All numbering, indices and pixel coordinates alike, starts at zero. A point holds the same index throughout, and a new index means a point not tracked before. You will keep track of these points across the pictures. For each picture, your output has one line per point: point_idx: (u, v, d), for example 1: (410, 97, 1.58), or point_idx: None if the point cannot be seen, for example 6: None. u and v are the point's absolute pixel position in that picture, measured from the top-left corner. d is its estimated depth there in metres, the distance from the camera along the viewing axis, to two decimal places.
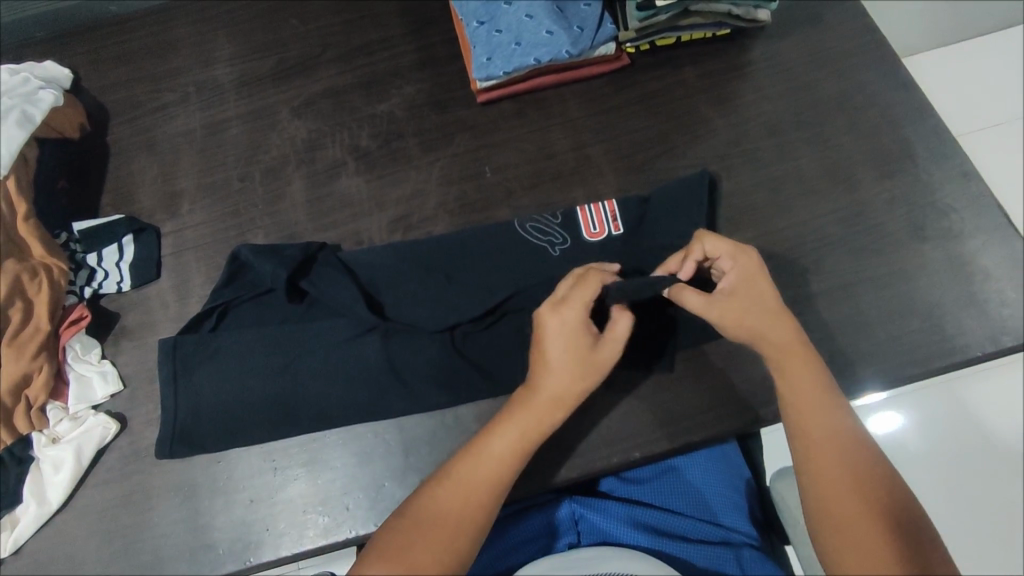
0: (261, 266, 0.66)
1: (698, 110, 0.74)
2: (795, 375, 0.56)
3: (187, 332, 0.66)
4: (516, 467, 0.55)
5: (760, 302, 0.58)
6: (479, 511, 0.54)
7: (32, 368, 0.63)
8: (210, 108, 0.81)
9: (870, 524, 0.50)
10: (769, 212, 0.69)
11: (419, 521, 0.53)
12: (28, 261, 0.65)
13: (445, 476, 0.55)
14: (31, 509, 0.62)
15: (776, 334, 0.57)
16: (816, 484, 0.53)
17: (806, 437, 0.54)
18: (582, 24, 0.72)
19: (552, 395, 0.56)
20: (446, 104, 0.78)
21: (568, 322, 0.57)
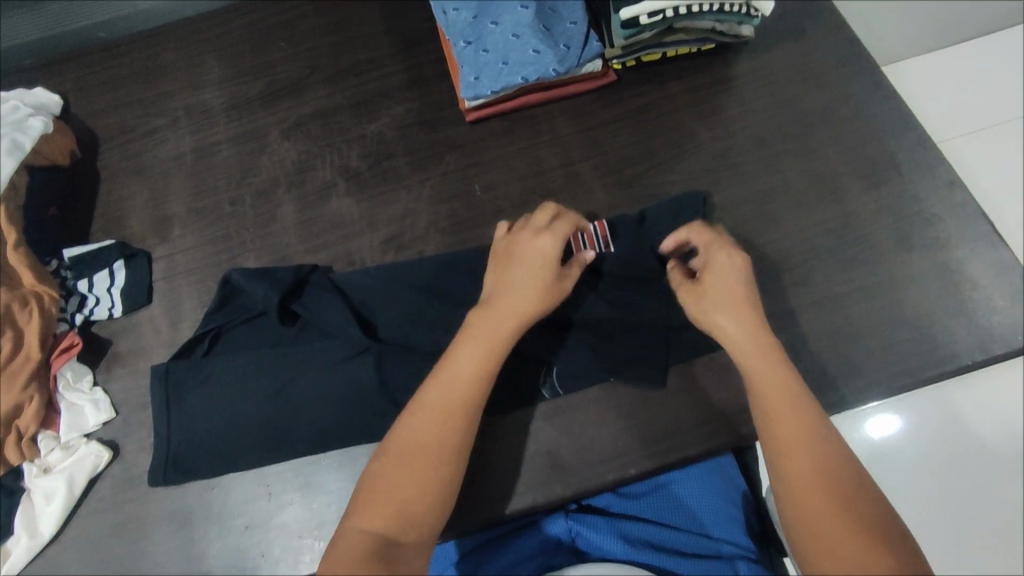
0: (253, 291, 0.66)
1: (685, 125, 0.75)
2: (767, 383, 0.56)
3: (179, 357, 0.66)
4: (485, 389, 0.56)
5: (732, 285, 0.60)
6: (454, 437, 0.54)
7: (23, 399, 0.62)
8: (199, 132, 0.82)
9: (837, 523, 0.49)
10: (758, 224, 0.69)
11: (398, 455, 0.53)
12: (18, 290, 0.65)
13: (416, 408, 0.55)
14: (23, 542, 0.61)
15: (750, 332, 0.58)
16: (796, 496, 0.52)
17: (782, 447, 0.54)
18: (568, 42, 0.73)
19: (512, 314, 0.58)
20: (435, 123, 0.79)
21: (544, 248, 0.60)
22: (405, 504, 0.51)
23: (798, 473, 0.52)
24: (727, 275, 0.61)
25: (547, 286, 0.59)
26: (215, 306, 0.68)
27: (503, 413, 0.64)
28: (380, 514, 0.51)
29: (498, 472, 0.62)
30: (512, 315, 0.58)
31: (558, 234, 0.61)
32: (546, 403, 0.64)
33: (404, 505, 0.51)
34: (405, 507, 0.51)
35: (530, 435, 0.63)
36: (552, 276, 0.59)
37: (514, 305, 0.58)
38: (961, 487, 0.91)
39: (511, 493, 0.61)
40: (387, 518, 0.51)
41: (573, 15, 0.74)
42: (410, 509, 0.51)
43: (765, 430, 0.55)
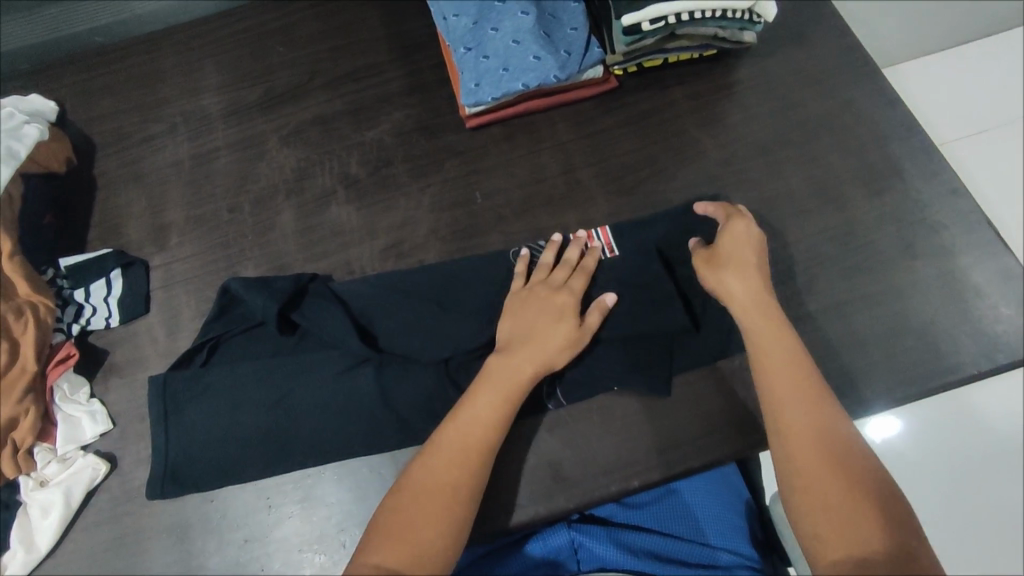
0: (252, 301, 0.65)
1: (687, 131, 0.75)
2: (771, 355, 0.57)
3: (177, 368, 0.65)
4: (501, 435, 0.57)
5: (749, 254, 0.63)
6: (471, 477, 0.54)
7: (18, 411, 0.61)
8: (198, 138, 0.81)
9: (828, 475, 0.51)
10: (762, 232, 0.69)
11: (415, 490, 0.53)
12: (14, 300, 0.64)
13: (435, 446, 0.55)
14: (19, 556, 0.60)
15: (762, 303, 0.60)
16: (796, 459, 0.52)
17: (783, 414, 0.55)
18: (569, 48, 0.73)
19: (529, 361, 0.59)
20: (435, 130, 0.78)
21: (562, 300, 0.62)
22: (419, 541, 0.50)
23: (798, 439, 0.53)
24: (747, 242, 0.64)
25: (563, 339, 0.60)
26: (213, 316, 0.67)
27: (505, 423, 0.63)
28: (395, 549, 0.50)
29: (499, 484, 0.61)
30: (530, 364, 0.59)
31: (575, 290, 0.63)
32: (548, 413, 0.64)
33: (417, 540, 0.51)
34: (419, 544, 0.50)
35: (533, 446, 0.63)
36: (570, 330, 0.61)
37: (531, 352, 0.59)
38: (965, 495, 0.91)
39: (514, 505, 0.61)
40: (400, 551, 0.50)
41: (574, 21, 0.74)
42: (426, 545, 0.50)
43: (767, 398, 0.56)
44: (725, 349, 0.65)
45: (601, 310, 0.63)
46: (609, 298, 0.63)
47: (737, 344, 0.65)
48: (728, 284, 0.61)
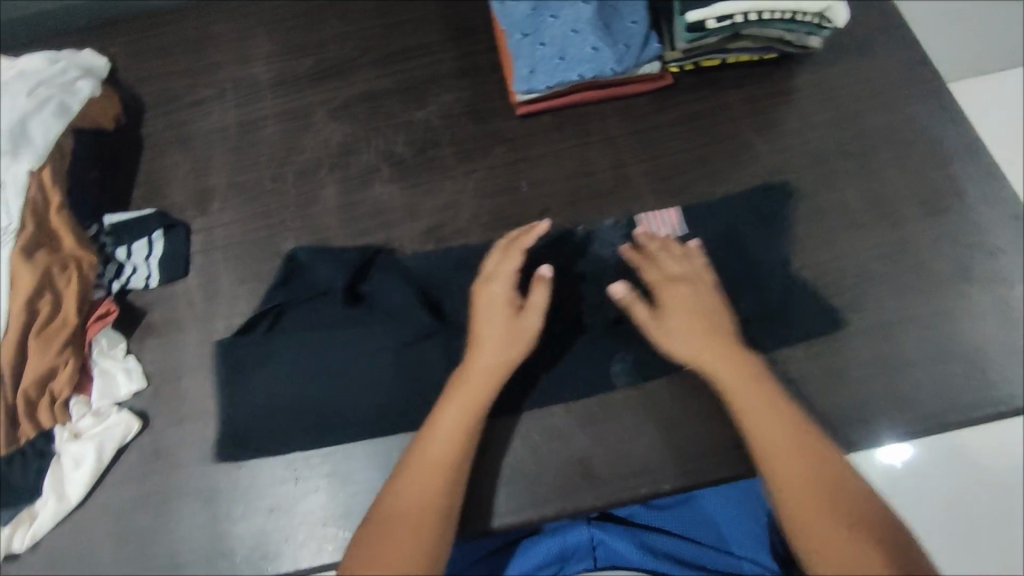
0: (321, 271, 0.69)
1: (741, 135, 0.73)
2: (750, 413, 0.57)
3: (243, 332, 0.67)
4: (466, 445, 0.58)
5: (687, 307, 0.62)
6: (440, 494, 0.55)
7: (57, 363, 0.63)
8: (245, 106, 0.81)
9: (842, 532, 0.51)
10: (812, 243, 0.68)
11: (384, 517, 0.55)
12: (60, 254, 0.66)
13: (401, 469, 0.57)
14: (50, 505, 0.61)
15: (719, 360, 0.59)
16: (799, 518, 0.53)
17: (773, 472, 0.55)
18: (628, 41, 0.72)
19: (485, 373, 0.60)
20: (484, 115, 0.77)
21: (498, 297, 0.63)
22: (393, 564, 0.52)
23: (801, 493, 0.53)
24: (686, 290, 0.63)
25: (515, 339, 0.61)
26: (278, 283, 0.70)
27: (537, 416, 0.63)
28: None
29: (529, 476, 0.61)
30: (484, 373, 0.60)
31: (502, 282, 0.63)
32: (581, 409, 0.63)
33: (390, 563, 0.52)
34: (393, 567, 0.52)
35: (564, 440, 0.62)
36: (510, 323, 0.62)
37: (483, 361, 0.60)
38: (993, 528, 0.89)
39: (542, 498, 0.60)
40: None
41: (635, 14, 0.72)
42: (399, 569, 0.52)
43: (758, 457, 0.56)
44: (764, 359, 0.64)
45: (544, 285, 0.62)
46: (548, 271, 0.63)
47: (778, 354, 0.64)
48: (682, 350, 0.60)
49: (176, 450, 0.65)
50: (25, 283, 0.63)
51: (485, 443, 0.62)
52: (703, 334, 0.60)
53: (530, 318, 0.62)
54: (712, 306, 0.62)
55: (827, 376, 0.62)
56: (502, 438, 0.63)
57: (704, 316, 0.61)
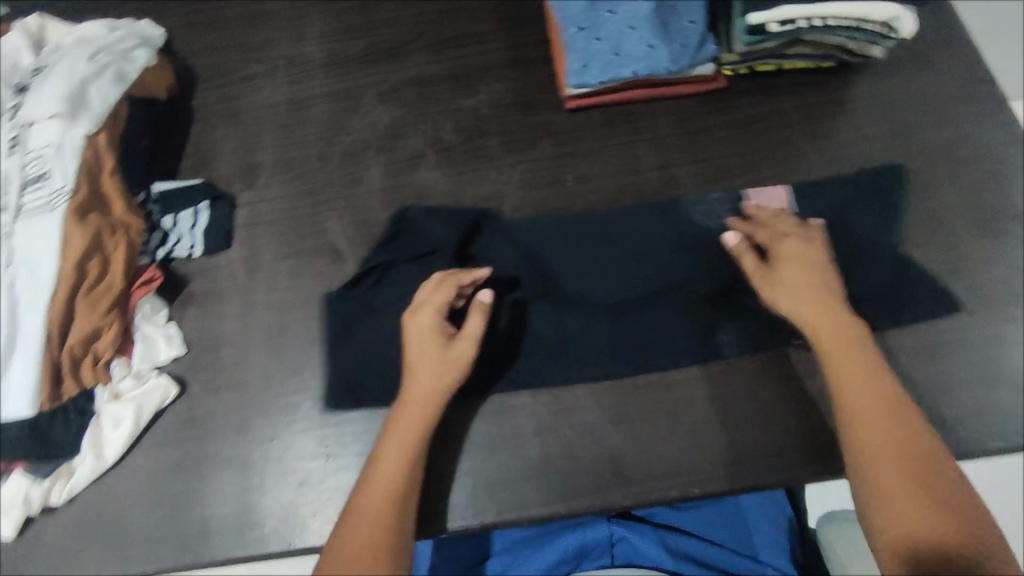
0: (433, 229, 0.70)
1: (793, 143, 0.72)
2: (855, 376, 0.57)
3: (349, 288, 0.69)
4: (411, 477, 0.57)
5: (799, 262, 0.62)
6: (389, 532, 0.54)
7: (102, 325, 0.64)
8: (296, 84, 0.81)
9: (916, 496, 0.50)
10: (866, 254, 0.66)
11: (334, 563, 0.52)
12: (109, 218, 0.67)
13: (348, 512, 0.55)
14: (88, 463, 0.63)
15: (831, 322, 0.59)
16: (881, 478, 0.52)
17: (863, 433, 0.54)
18: (684, 41, 0.71)
19: (421, 405, 0.59)
20: (533, 106, 0.77)
21: (425, 327, 0.61)
22: None
23: (883, 449, 0.53)
24: (805, 257, 0.62)
25: (451, 371, 0.60)
26: (383, 243, 0.70)
27: (570, 411, 0.63)
28: None
29: (559, 469, 0.61)
30: (422, 404, 0.59)
31: (428, 313, 0.61)
32: (615, 408, 0.63)
33: None
34: None
35: (596, 436, 0.62)
36: (441, 352, 0.60)
37: (420, 394, 0.59)
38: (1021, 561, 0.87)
39: (571, 492, 0.61)
40: None
41: (693, 14, 0.72)
42: None
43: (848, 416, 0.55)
44: (803, 372, 0.63)
45: (478, 309, 0.61)
46: (485, 297, 0.62)
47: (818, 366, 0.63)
48: (797, 308, 0.60)
49: (211, 419, 0.66)
50: (76, 245, 0.63)
51: (517, 433, 0.63)
52: (817, 298, 0.60)
53: (467, 349, 0.60)
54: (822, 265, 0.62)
55: None
56: (534, 431, 0.63)
57: (819, 283, 0.61)
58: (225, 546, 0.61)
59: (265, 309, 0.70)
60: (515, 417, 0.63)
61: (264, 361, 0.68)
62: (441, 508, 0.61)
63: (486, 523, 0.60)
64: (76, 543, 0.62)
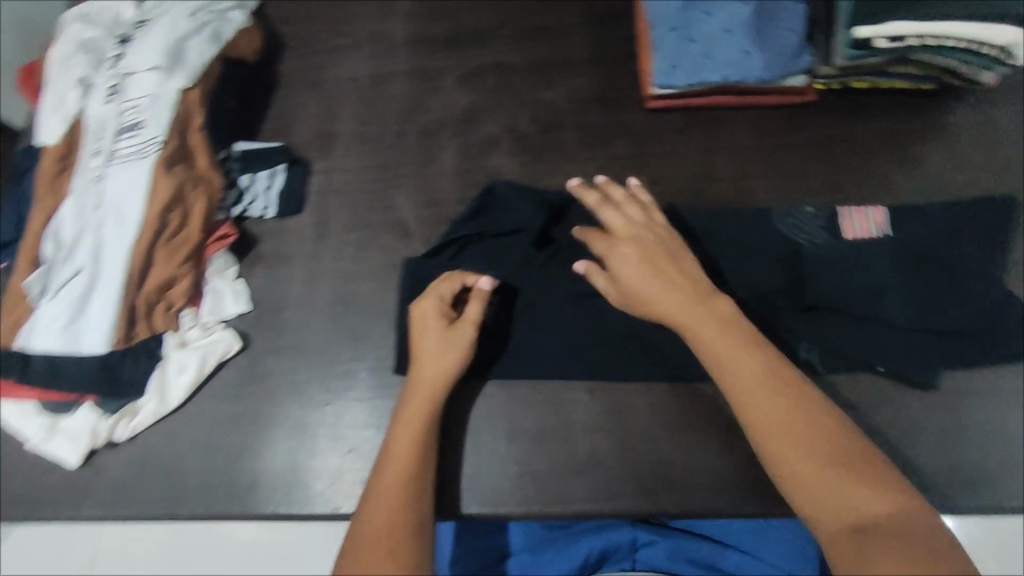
0: (521, 207, 0.69)
1: (882, 165, 0.70)
2: (723, 353, 0.52)
3: (429, 257, 0.69)
4: (422, 460, 0.56)
5: (638, 248, 0.59)
6: (406, 510, 0.52)
7: (177, 274, 0.66)
8: (380, 58, 0.82)
9: (815, 466, 0.46)
10: (956, 286, 0.62)
11: (355, 544, 0.49)
12: (193, 171, 0.69)
13: (365, 498, 0.53)
14: (151, 405, 0.65)
15: (681, 301, 0.55)
16: (783, 460, 0.47)
17: (755, 416, 0.49)
18: (781, 49, 0.69)
19: (428, 390, 0.59)
20: (613, 103, 0.76)
21: (428, 314, 0.61)
22: None
23: (768, 426, 0.48)
24: (632, 233, 0.60)
25: (458, 357, 0.60)
26: (471, 215, 0.70)
27: (623, 413, 0.63)
28: None
29: (606, 468, 0.61)
30: (431, 391, 0.59)
31: (431, 301, 0.62)
32: (670, 414, 0.62)
33: None
34: None
35: (647, 440, 0.62)
36: (444, 334, 0.61)
37: (426, 377, 0.59)
38: None
39: (617, 492, 0.60)
40: None
41: (792, 22, 0.69)
42: None
43: (737, 403, 0.50)
44: (865, 401, 0.62)
45: (482, 297, 0.62)
46: (486, 284, 0.62)
47: (883, 399, 0.62)
48: (659, 305, 0.56)
49: (270, 377, 0.68)
50: (163, 193, 0.65)
51: (568, 428, 0.63)
52: (661, 275, 0.57)
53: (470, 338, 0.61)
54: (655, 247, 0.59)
55: (937, 436, 0.61)
56: (585, 427, 0.63)
57: (657, 258, 0.58)
58: (273, 500, 0.63)
59: (331, 277, 0.72)
60: (568, 411, 0.63)
61: (324, 328, 0.69)
62: (486, 492, 0.61)
63: (529, 512, 0.60)
64: (134, 480, 0.65)
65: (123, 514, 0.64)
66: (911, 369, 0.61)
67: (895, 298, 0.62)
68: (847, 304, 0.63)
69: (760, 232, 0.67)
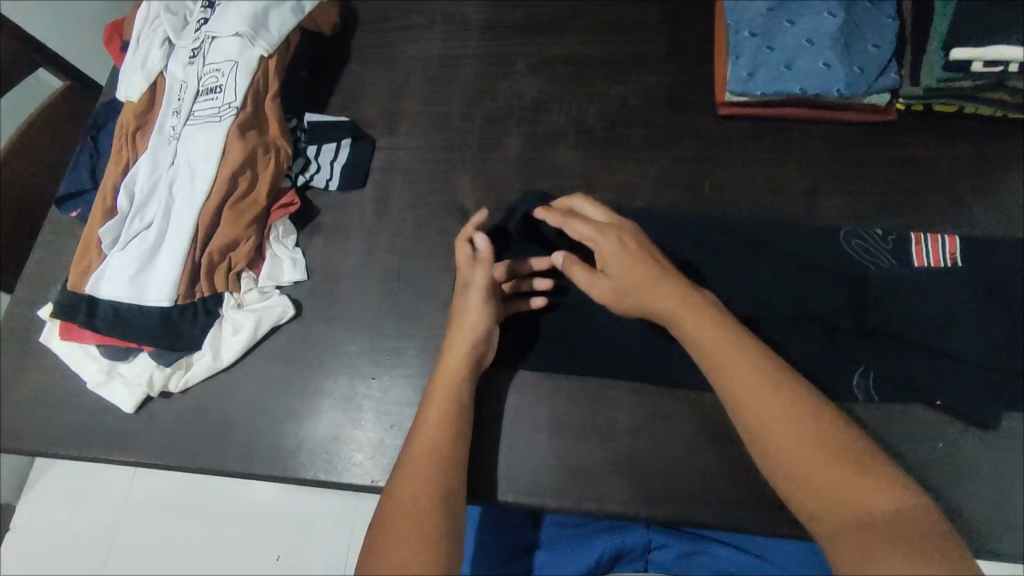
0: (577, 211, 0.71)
1: (959, 193, 0.68)
2: (720, 350, 0.53)
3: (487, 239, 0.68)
4: (452, 431, 0.56)
5: (627, 246, 0.59)
6: (435, 484, 0.52)
7: (241, 236, 0.68)
8: (451, 41, 0.82)
9: (820, 463, 0.47)
10: None
11: (384, 520, 0.51)
12: (264, 138, 0.70)
13: (394, 473, 0.54)
14: (205, 360, 0.66)
15: (675, 302, 0.56)
16: (787, 463, 0.48)
17: (754, 416, 0.50)
18: (864, 65, 0.67)
19: (456, 366, 0.60)
20: (683, 105, 0.75)
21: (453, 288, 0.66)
22: (402, 566, 0.47)
23: (771, 423, 0.49)
24: (621, 229, 0.61)
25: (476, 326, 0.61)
26: (527, 205, 0.70)
27: (667, 418, 0.62)
28: None
29: (646, 472, 0.61)
30: (459, 365, 0.60)
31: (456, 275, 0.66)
32: (714, 425, 0.62)
33: (400, 565, 0.47)
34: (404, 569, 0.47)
35: (691, 448, 0.61)
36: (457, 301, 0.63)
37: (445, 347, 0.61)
38: None
39: (654, 497, 0.60)
40: None
41: (878, 38, 0.68)
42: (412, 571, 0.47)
43: (734, 401, 0.51)
44: (919, 433, 0.60)
45: (485, 266, 0.63)
46: (482, 246, 0.64)
47: (938, 433, 0.60)
48: (655, 302, 0.56)
49: (321, 345, 0.69)
50: (235, 156, 0.67)
51: (611, 427, 0.63)
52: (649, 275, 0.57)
53: (485, 305, 0.62)
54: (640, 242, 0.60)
55: (994, 477, 0.59)
56: (628, 428, 0.62)
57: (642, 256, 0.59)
58: (314, 466, 0.64)
59: (387, 253, 0.73)
60: (612, 411, 0.63)
61: (376, 302, 0.70)
62: (523, 482, 0.61)
63: (564, 507, 0.60)
64: (182, 432, 0.66)
65: (170, 463, 0.65)
66: (976, 408, 0.59)
67: (966, 326, 0.60)
68: (914, 332, 0.60)
69: (824, 251, 0.66)
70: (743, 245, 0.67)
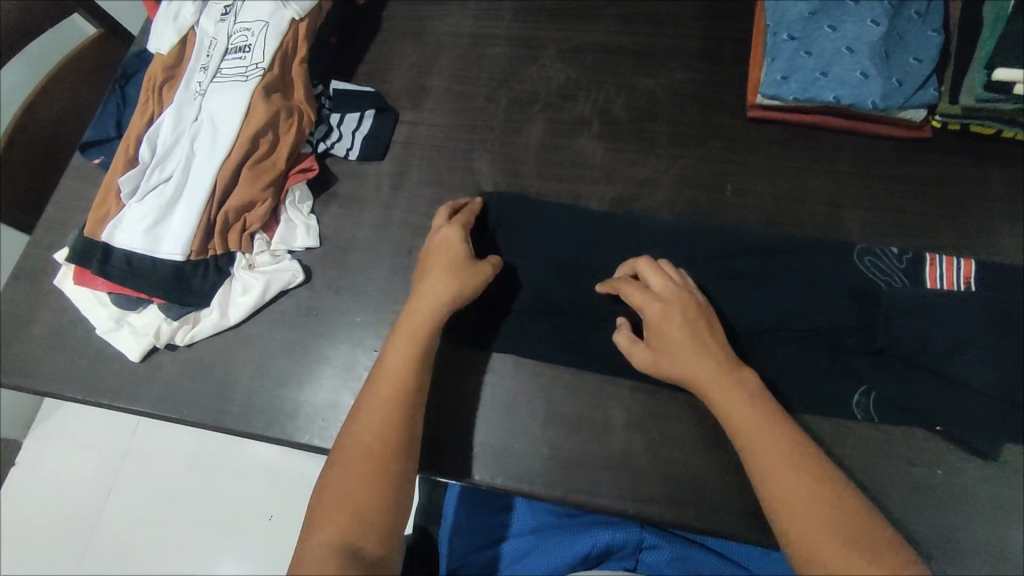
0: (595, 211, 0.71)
1: (986, 218, 0.67)
2: (749, 430, 0.54)
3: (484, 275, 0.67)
4: (419, 377, 0.58)
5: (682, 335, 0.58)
6: (392, 426, 0.55)
7: (258, 198, 0.68)
8: (484, 20, 0.81)
9: (835, 546, 0.48)
10: None
11: (340, 459, 0.54)
12: (289, 102, 0.70)
13: (358, 412, 0.57)
14: (212, 318, 0.67)
15: (716, 378, 0.56)
16: (807, 544, 0.48)
17: (779, 494, 0.51)
18: (903, 79, 0.66)
19: (417, 321, 0.60)
20: (712, 104, 0.74)
21: (446, 244, 0.64)
22: (352, 508, 0.52)
23: (792, 501, 0.50)
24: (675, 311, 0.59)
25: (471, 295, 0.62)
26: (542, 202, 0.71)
27: (665, 417, 0.62)
28: (334, 527, 0.51)
29: (638, 469, 0.61)
30: (434, 323, 0.60)
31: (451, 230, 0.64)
32: (710, 430, 0.61)
33: (350, 507, 0.52)
34: (353, 511, 0.52)
35: (684, 450, 0.61)
36: (457, 265, 0.62)
37: (427, 303, 0.61)
38: None
39: (642, 494, 0.60)
40: (337, 524, 0.51)
41: (921, 52, 0.66)
42: (360, 512, 0.52)
43: (758, 475, 0.52)
44: (918, 457, 0.59)
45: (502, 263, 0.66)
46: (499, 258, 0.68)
47: (939, 460, 0.59)
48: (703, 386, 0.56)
49: (327, 313, 0.69)
50: (258, 117, 0.67)
51: (606, 421, 0.62)
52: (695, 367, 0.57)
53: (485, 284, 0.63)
54: (699, 332, 0.58)
55: (990, 508, 0.58)
56: (623, 424, 0.62)
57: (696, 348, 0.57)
58: (310, 432, 0.65)
59: (400, 228, 0.73)
60: (609, 406, 0.63)
61: (385, 275, 0.71)
62: (513, 467, 0.61)
63: (551, 496, 0.60)
64: (183, 385, 0.67)
65: (171, 415, 0.66)
66: (983, 438, 0.57)
67: (986, 354, 0.58)
68: (927, 356, 0.59)
69: (840, 266, 0.65)
70: (759, 252, 0.66)
